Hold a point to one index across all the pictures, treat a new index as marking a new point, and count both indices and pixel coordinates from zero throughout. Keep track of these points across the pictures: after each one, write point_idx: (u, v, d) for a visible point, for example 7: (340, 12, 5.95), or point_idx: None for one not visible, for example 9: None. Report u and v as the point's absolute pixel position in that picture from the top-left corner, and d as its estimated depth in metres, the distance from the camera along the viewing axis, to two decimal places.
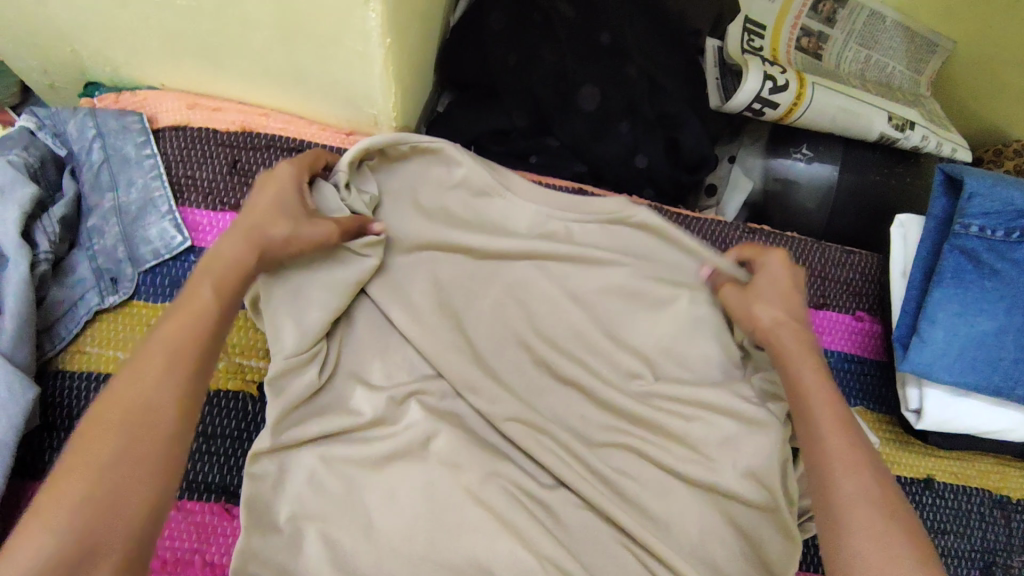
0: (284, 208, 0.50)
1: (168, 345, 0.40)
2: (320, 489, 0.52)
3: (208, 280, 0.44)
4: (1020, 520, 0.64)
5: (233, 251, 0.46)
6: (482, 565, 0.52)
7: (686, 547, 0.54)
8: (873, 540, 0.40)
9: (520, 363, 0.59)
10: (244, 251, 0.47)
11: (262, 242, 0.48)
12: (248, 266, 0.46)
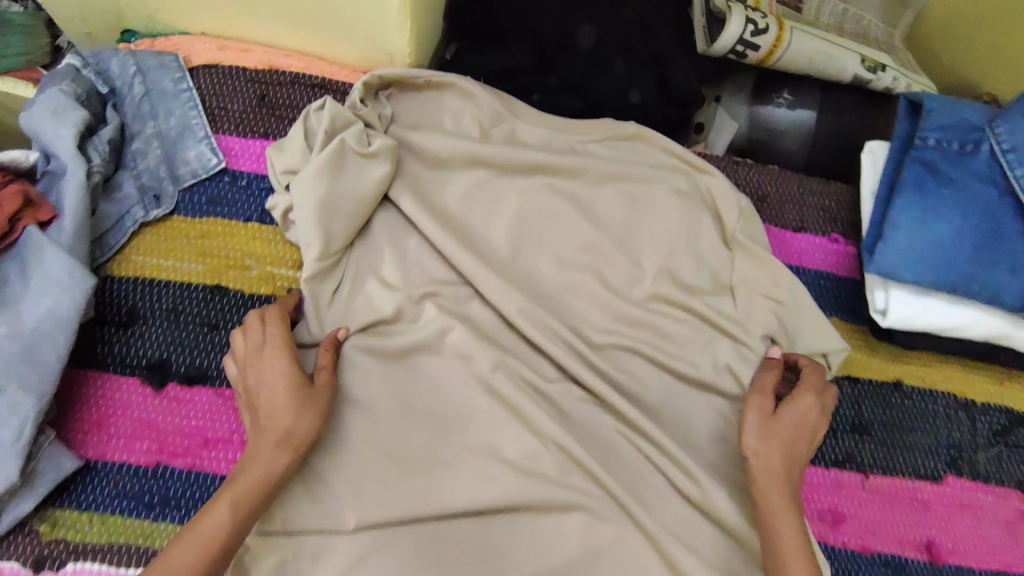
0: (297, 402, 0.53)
1: (174, 568, 0.46)
2: (354, 374, 0.60)
3: (224, 504, 0.49)
4: (984, 420, 0.70)
5: (261, 462, 0.51)
6: (494, 440, 0.59)
7: (671, 428, 0.63)
8: None
9: (524, 274, 0.66)
10: (274, 456, 0.51)
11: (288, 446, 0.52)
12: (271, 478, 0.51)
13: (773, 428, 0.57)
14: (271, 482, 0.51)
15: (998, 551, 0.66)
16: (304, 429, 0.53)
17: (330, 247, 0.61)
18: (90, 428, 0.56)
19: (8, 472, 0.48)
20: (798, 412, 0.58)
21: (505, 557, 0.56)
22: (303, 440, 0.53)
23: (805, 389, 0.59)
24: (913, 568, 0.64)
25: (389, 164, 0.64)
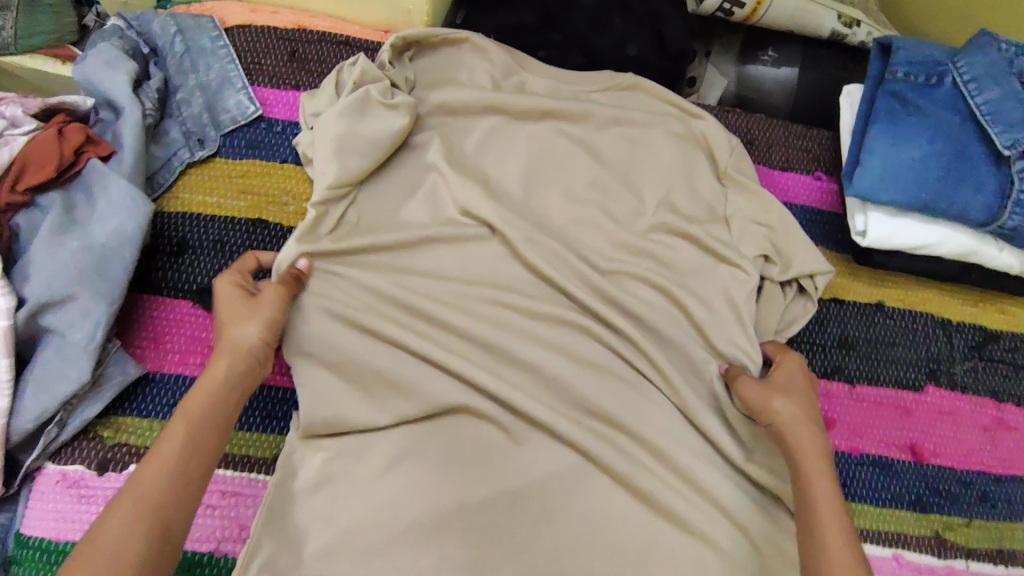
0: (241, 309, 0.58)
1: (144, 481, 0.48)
2: (384, 297, 0.66)
3: (181, 420, 0.52)
4: (961, 336, 0.76)
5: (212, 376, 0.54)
6: (513, 353, 0.65)
7: (674, 343, 0.69)
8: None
9: (535, 210, 0.72)
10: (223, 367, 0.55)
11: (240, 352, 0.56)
12: (224, 385, 0.55)
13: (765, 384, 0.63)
14: (222, 394, 0.54)
15: (975, 452, 0.73)
16: (248, 333, 0.57)
17: (343, 176, 0.67)
18: (148, 344, 0.62)
19: (82, 368, 0.55)
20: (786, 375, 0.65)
21: (529, 455, 0.63)
22: (256, 343, 0.57)
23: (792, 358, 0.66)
24: (898, 466, 0.71)
25: (407, 117, 0.69)
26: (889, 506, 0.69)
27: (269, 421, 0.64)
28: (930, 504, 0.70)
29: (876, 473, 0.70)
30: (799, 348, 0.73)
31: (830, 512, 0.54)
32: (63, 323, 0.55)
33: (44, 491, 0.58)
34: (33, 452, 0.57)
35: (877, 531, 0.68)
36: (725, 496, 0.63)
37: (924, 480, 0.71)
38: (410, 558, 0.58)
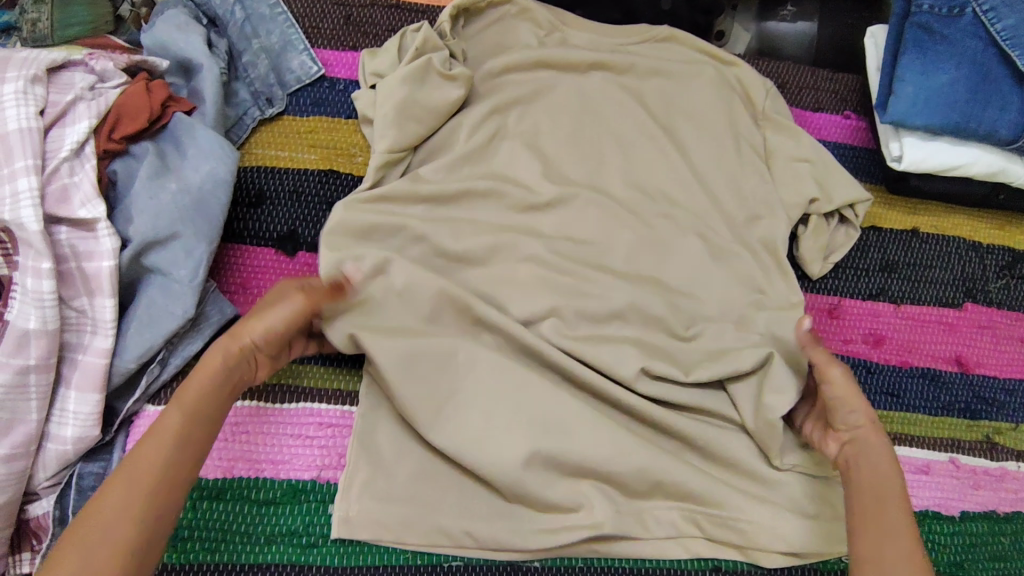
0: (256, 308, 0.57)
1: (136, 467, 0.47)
2: (453, 247, 0.69)
3: (176, 406, 0.51)
4: (992, 257, 0.80)
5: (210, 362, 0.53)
6: (579, 291, 0.69)
7: (732, 275, 0.73)
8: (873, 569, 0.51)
9: (584, 158, 0.75)
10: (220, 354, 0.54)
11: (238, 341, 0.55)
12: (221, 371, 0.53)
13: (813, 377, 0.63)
14: (222, 386, 0.53)
15: (1015, 362, 0.77)
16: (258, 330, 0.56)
17: (399, 142, 0.69)
18: (236, 288, 0.65)
19: (187, 304, 0.58)
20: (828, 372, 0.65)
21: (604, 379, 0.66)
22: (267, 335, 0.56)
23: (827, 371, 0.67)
24: (946, 378, 0.74)
25: (463, 89, 0.71)
26: (941, 414, 0.73)
27: (338, 356, 0.66)
28: (979, 410, 0.74)
29: (926, 384, 0.74)
30: (844, 273, 0.77)
31: (890, 508, 0.54)
32: (166, 261, 0.58)
33: (144, 432, 0.61)
34: (135, 394, 0.60)
35: (933, 437, 0.72)
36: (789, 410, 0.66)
37: (971, 389, 0.75)
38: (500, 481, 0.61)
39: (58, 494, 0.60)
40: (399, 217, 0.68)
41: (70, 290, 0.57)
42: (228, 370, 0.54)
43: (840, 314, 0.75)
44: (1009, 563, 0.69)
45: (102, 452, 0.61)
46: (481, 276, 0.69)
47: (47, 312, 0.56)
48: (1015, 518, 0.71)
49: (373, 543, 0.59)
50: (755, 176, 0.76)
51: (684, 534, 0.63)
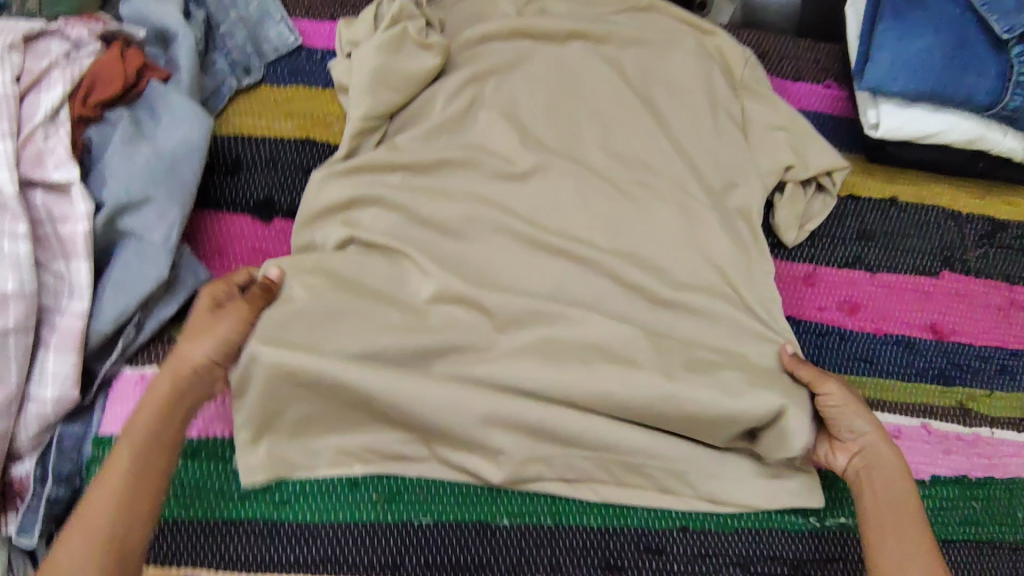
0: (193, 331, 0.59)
1: (97, 510, 0.52)
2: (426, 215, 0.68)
3: (125, 447, 0.55)
4: (972, 226, 0.80)
5: (156, 393, 0.57)
6: (552, 259, 0.69)
7: (707, 243, 0.73)
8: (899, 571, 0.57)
9: (562, 126, 0.74)
10: (164, 385, 0.57)
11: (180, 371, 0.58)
12: (166, 401, 0.57)
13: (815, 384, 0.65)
14: (167, 414, 0.57)
15: (991, 329, 0.77)
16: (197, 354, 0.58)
17: (375, 109, 0.69)
18: (213, 254, 0.66)
19: (161, 267, 0.59)
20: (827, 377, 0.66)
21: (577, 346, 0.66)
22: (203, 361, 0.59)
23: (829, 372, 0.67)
24: (921, 345, 0.75)
25: (439, 58, 0.72)
26: (914, 381, 0.74)
27: None
28: (953, 376, 0.75)
29: (901, 351, 0.74)
30: (821, 242, 0.77)
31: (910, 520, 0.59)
32: (140, 225, 0.59)
33: (123, 393, 0.62)
34: (113, 356, 0.61)
35: (905, 403, 0.73)
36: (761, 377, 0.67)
37: (946, 356, 0.75)
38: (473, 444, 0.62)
39: (40, 455, 0.62)
40: (374, 185, 0.68)
41: (46, 254, 0.59)
42: (176, 397, 0.58)
43: (815, 282, 0.75)
44: (980, 526, 0.70)
45: (82, 414, 0.63)
46: (455, 243, 0.69)
47: (25, 275, 0.57)
48: (988, 483, 0.71)
49: (347, 502, 0.61)
50: (734, 144, 0.76)
51: (654, 497, 0.64)
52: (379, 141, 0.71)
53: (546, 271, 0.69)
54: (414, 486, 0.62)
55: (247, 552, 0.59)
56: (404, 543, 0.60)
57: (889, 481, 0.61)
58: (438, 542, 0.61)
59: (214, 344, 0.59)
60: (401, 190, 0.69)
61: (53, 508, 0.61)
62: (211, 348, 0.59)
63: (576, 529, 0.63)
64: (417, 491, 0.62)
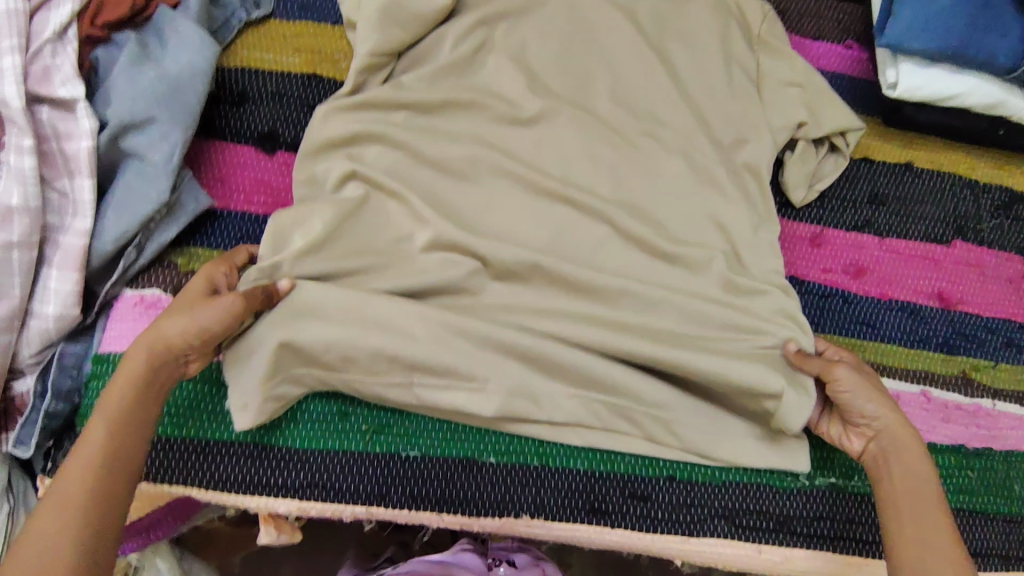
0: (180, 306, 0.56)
1: (70, 487, 0.49)
2: (429, 156, 0.68)
3: (101, 422, 0.52)
4: (988, 195, 0.78)
5: (130, 365, 0.54)
6: (554, 206, 0.69)
7: (711, 200, 0.71)
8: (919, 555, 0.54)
9: (571, 73, 0.73)
10: (141, 356, 0.54)
11: (159, 344, 0.54)
12: (144, 373, 0.54)
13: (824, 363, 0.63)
14: (144, 387, 0.54)
15: (1000, 301, 0.75)
16: (175, 328, 0.55)
17: (381, 46, 0.69)
18: (216, 183, 0.66)
19: (162, 187, 0.60)
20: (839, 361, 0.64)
21: (573, 291, 0.66)
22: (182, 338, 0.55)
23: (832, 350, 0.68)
24: (926, 312, 0.74)
25: None
26: (916, 348, 0.72)
27: None
28: (957, 346, 0.73)
29: (905, 317, 0.73)
30: (830, 203, 0.75)
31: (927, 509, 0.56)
32: (143, 145, 0.60)
33: (123, 314, 0.63)
34: (114, 276, 0.62)
35: (905, 369, 0.71)
36: (758, 334, 0.66)
37: (952, 325, 0.74)
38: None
39: (41, 371, 0.63)
40: (378, 123, 0.68)
41: (52, 171, 0.60)
42: (153, 371, 0.54)
43: (821, 243, 0.74)
44: (974, 496, 0.69)
45: (84, 333, 0.64)
46: (456, 186, 0.68)
47: (29, 190, 0.58)
48: (985, 454, 0.70)
49: (337, 432, 0.62)
50: (745, 100, 0.74)
51: (640, 445, 0.64)
52: (386, 79, 0.71)
53: (546, 218, 0.69)
54: (402, 419, 0.63)
55: (237, 473, 0.60)
56: (391, 474, 0.61)
57: (907, 468, 0.58)
58: (425, 476, 0.62)
59: (195, 328, 0.55)
60: (405, 131, 0.69)
61: (50, 422, 0.62)
62: (194, 332, 0.55)
63: (560, 472, 0.63)
64: (407, 426, 0.63)
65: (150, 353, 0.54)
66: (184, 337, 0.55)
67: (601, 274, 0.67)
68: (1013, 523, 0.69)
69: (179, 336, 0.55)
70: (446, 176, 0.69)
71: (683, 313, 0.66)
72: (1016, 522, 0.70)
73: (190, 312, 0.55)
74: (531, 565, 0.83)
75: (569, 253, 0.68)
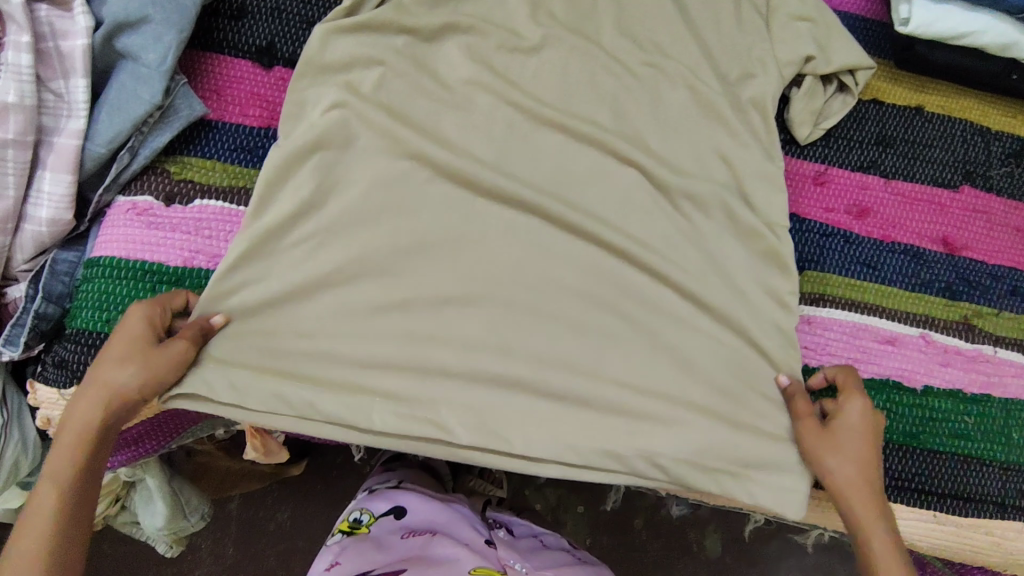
0: (127, 356, 0.55)
1: (26, 555, 0.50)
2: (425, 83, 0.67)
3: (50, 483, 0.52)
4: (1000, 143, 0.76)
5: (81, 410, 0.54)
6: (551, 138, 0.68)
7: (713, 136, 0.69)
8: None
9: (576, 5, 0.72)
10: (89, 405, 0.54)
11: (110, 393, 0.55)
12: (94, 425, 0.54)
13: (806, 419, 0.60)
14: (93, 440, 0.54)
15: (1006, 249, 0.74)
16: (128, 378, 0.55)
17: None
18: (211, 95, 0.66)
19: (154, 90, 0.60)
20: (846, 413, 0.59)
21: (566, 223, 0.65)
22: (132, 391, 0.55)
23: (846, 385, 0.61)
24: (929, 257, 0.72)
25: None
26: (918, 292, 0.71)
27: None
28: (959, 292, 0.72)
29: (907, 260, 0.72)
30: (835, 143, 0.74)
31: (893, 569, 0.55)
32: (136, 45, 0.60)
33: (114, 222, 0.63)
34: (106, 182, 0.62)
35: (905, 312, 0.70)
36: (749, 272, 0.66)
37: (955, 271, 0.72)
38: (454, 313, 0.62)
39: (32, 278, 0.63)
40: (374, 43, 0.67)
41: (48, 71, 0.60)
42: (103, 419, 0.55)
43: (825, 182, 0.73)
44: (970, 442, 0.68)
45: (78, 242, 0.64)
46: (451, 109, 0.67)
47: (25, 87, 0.58)
48: (983, 400, 0.69)
49: (324, 347, 0.61)
50: (753, 36, 0.72)
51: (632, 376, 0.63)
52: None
53: (543, 150, 0.67)
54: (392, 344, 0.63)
55: None
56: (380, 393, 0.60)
57: (864, 521, 0.57)
58: (410, 397, 0.60)
59: (149, 376, 0.55)
60: (404, 54, 0.67)
61: (40, 324, 0.62)
62: (151, 384, 0.55)
63: None
64: (394, 349, 0.61)
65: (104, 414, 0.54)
66: (137, 389, 0.55)
67: (595, 207, 0.66)
68: (1010, 472, 0.68)
69: (125, 386, 0.55)
70: (442, 101, 0.67)
71: (675, 248, 0.66)
72: (1013, 471, 0.68)
73: (141, 361, 0.55)
74: (528, 535, 0.81)
75: (567, 184, 0.67)
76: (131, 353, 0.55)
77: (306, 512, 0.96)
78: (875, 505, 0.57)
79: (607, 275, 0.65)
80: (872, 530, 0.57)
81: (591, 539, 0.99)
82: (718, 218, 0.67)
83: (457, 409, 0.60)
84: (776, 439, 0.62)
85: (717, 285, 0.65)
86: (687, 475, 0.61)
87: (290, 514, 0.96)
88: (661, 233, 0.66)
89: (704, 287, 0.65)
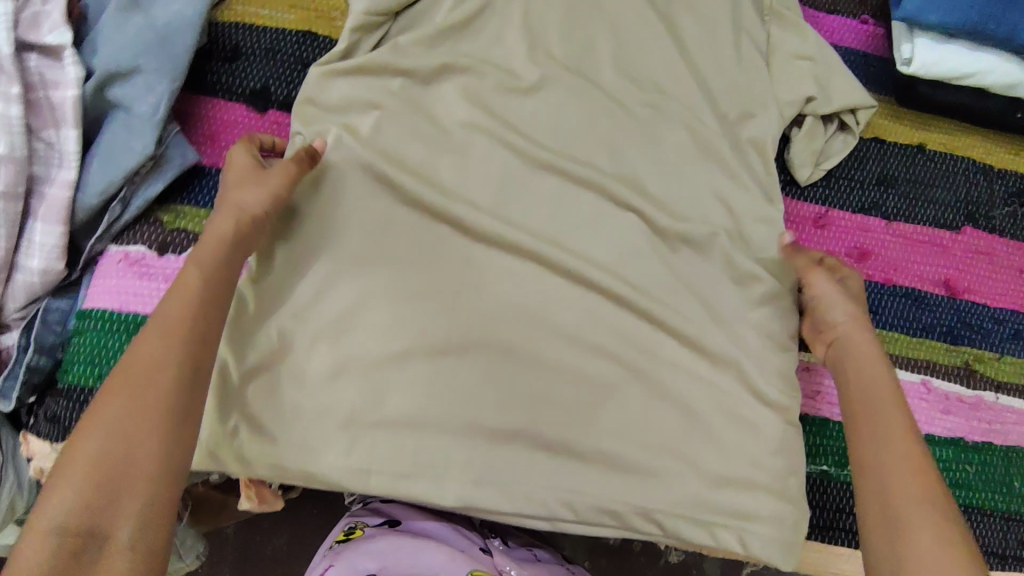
0: (246, 177, 0.58)
1: (167, 324, 0.49)
2: (421, 125, 0.66)
3: (193, 265, 0.52)
4: (1002, 181, 0.75)
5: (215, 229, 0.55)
6: (548, 182, 0.67)
7: (713, 177, 0.68)
8: (881, 449, 0.51)
9: (575, 44, 0.70)
10: (225, 220, 0.55)
11: (241, 210, 0.56)
12: (228, 233, 0.54)
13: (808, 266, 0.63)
14: (232, 245, 0.54)
15: (1009, 291, 0.73)
16: (254, 201, 0.57)
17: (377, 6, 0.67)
18: (205, 139, 0.65)
19: (147, 139, 0.60)
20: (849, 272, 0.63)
21: (564, 269, 0.64)
22: (258, 212, 0.57)
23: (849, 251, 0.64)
24: (932, 300, 0.71)
25: None
26: (920, 335, 0.70)
27: None
28: (961, 336, 0.71)
29: (909, 303, 0.71)
30: (836, 183, 0.73)
31: (888, 405, 0.52)
32: (129, 96, 0.61)
33: (107, 272, 0.62)
34: (98, 231, 0.61)
35: (906, 357, 0.69)
36: (747, 318, 0.65)
37: (957, 314, 0.71)
38: (449, 362, 0.62)
39: (26, 326, 0.61)
40: (370, 85, 0.66)
41: (38, 119, 0.59)
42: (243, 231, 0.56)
43: (826, 224, 0.72)
44: (972, 491, 0.67)
45: (69, 291, 0.63)
46: (447, 153, 0.66)
47: (15, 138, 0.57)
48: (986, 448, 0.68)
49: (317, 398, 0.60)
50: (753, 75, 0.71)
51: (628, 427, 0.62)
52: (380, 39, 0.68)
53: (541, 194, 0.67)
54: None
55: None
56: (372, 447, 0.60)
57: (856, 356, 0.57)
58: (405, 448, 0.60)
59: (270, 195, 0.58)
60: (400, 97, 0.67)
61: (31, 377, 0.60)
62: (274, 200, 0.58)
63: None
64: (388, 399, 0.60)
65: (211, 279, 0.52)
66: (263, 208, 0.57)
67: (592, 251, 0.66)
68: (1012, 521, 0.68)
69: (257, 202, 0.57)
70: (438, 145, 0.66)
71: (674, 294, 0.65)
72: (1016, 521, 0.68)
73: (264, 181, 0.58)
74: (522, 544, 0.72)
75: (564, 229, 0.66)
76: (248, 176, 0.58)
77: (302, 539, 0.95)
78: (871, 351, 0.56)
79: (605, 321, 0.64)
80: (868, 366, 0.55)
81: (590, 562, 0.97)
82: (717, 264, 0.66)
83: (452, 460, 0.60)
84: (773, 492, 0.61)
85: (715, 332, 0.64)
86: (683, 527, 0.61)
87: (286, 540, 0.95)
88: (659, 278, 0.65)
89: (702, 335, 0.64)
